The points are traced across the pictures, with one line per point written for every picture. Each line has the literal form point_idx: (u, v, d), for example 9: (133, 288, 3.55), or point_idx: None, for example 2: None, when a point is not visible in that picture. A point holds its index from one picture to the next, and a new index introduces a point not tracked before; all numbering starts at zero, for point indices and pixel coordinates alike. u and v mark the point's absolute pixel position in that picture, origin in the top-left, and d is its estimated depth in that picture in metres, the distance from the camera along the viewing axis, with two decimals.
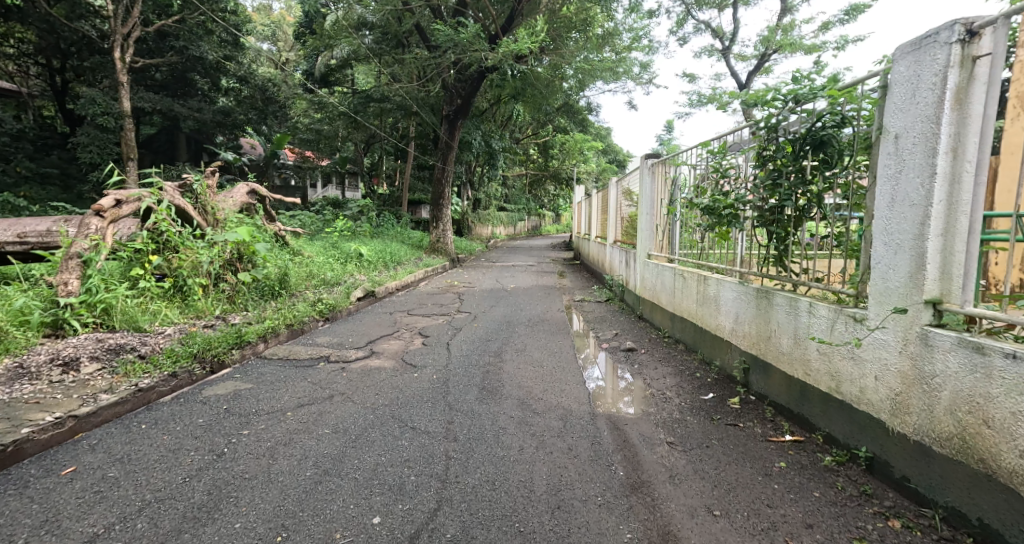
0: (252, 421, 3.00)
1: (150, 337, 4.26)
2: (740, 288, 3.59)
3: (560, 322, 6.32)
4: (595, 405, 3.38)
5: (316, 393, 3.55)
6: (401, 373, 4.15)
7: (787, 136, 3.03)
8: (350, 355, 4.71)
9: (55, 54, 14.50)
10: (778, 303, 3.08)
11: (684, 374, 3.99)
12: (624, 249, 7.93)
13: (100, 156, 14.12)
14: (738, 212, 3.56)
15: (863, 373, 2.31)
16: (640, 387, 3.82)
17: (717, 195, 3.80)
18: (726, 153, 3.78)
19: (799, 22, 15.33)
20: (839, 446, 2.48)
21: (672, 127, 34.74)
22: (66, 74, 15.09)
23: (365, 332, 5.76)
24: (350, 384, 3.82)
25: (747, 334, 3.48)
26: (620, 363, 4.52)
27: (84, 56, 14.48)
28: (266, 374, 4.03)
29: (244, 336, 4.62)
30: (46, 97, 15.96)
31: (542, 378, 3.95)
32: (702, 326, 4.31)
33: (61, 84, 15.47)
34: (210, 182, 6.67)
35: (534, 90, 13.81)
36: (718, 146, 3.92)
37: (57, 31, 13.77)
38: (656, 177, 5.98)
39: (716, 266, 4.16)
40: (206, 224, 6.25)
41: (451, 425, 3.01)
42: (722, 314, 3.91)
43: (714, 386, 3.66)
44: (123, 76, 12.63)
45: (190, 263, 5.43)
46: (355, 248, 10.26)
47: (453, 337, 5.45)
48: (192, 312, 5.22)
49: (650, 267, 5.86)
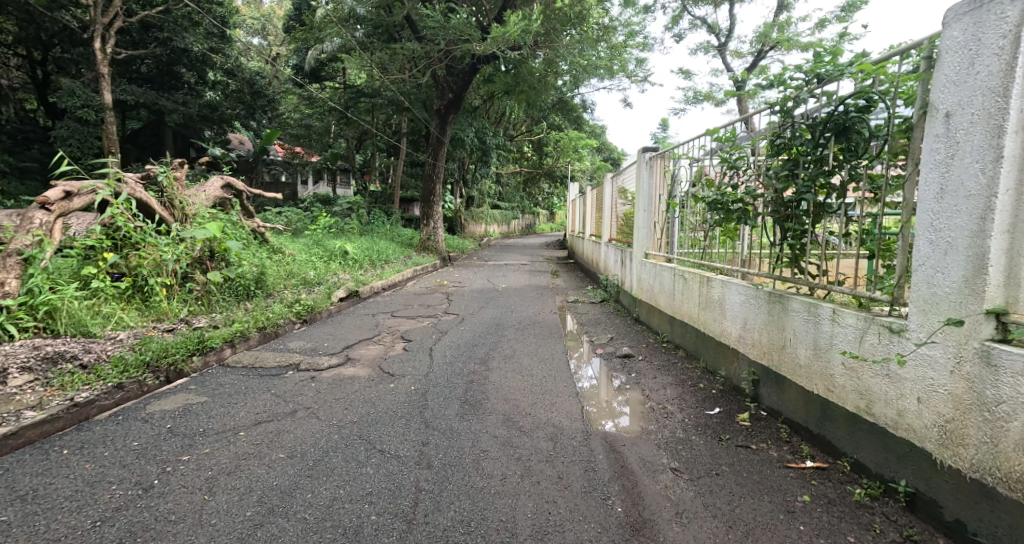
0: (197, 443, 2.63)
1: (97, 345, 3.92)
2: (749, 292, 3.24)
3: (552, 324, 5.98)
4: (588, 421, 3.04)
5: (277, 408, 3.19)
6: (376, 384, 3.78)
7: (806, 121, 2.67)
8: (323, 362, 4.32)
9: (35, 46, 14.00)
10: (795, 308, 2.72)
11: (686, 384, 3.64)
12: (619, 249, 7.60)
13: (80, 150, 13.55)
14: (748, 207, 3.19)
15: (903, 394, 1.97)
16: (638, 399, 3.47)
17: (724, 187, 3.42)
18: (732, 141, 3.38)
19: (797, 18, 15.05)
20: (870, 477, 2.13)
21: (665, 125, 34.40)
22: (47, 67, 14.59)
23: (344, 336, 5.38)
24: (318, 397, 3.45)
25: (757, 343, 3.14)
26: (615, 370, 4.18)
27: (65, 47, 14.01)
28: (225, 385, 3.65)
29: (207, 341, 4.27)
30: (28, 89, 15.47)
31: (531, 389, 3.59)
32: (704, 333, 3.96)
33: (42, 76, 14.98)
34: (178, 175, 6.30)
35: (527, 85, 13.41)
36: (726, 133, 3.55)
37: (36, 21, 13.23)
38: (654, 171, 5.61)
39: (720, 267, 3.81)
40: (173, 219, 5.87)
41: (425, 447, 2.65)
42: (728, 319, 3.56)
43: (719, 399, 3.31)
44: (104, 68, 12.13)
45: (152, 261, 5.06)
46: (341, 245, 9.86)
47: (438, 341, 5.09)
48: (153, 314, 4.84)
49: (648, 267, 5.52)
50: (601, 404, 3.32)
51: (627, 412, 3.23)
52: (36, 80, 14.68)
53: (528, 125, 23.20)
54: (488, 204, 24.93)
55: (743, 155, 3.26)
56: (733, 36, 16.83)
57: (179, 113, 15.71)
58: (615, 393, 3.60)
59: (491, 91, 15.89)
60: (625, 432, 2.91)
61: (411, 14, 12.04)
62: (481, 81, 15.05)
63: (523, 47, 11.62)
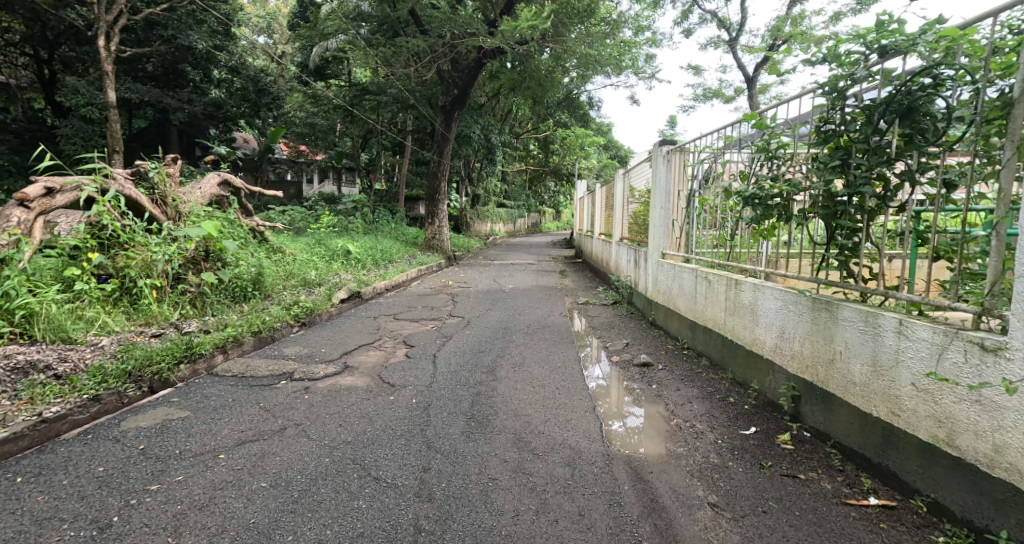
0: (170, 468, 2.33)
1: (75, 352, 3.64)
2: (788, 297, 2.92)
3: (562, 327, 5.68)
4: (610, 442, 2.73)
5: (264, 425, 2.89)
6: (375, 396, 3.47)
7: (863, 104, 2.35)
8: (318, 371, 4.02)
9: (41, 45, 13.83)
10: (846, 317, 2.40)
11: (713, 398, 3.33)
12: (632, 248, 7.26)
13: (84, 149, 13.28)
14: (786, 202, 2.84)
15: (1003, 427, 1.70)
16: (661, 415, 3.15)
17: (764, 179, 3.01)
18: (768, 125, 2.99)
19: (811, 13, 14.58)
20: (954, 522, 1.85)
21: (675, 123, 33.87)
22: (53, 66, 14.40)
23: (343, 341, 5.08)
24: (310, 411, 3.15)
25: (797, 355, 2.82)
26: (632, 379, 3.87)
27: (71, 46, 13.77)
28: (210, 397, 3.35)
29: (195, 348, 4.01)
30: (35, 89, 15.36)
31: (543, 404, 3.27)
32: (732, 341, 3.64)
33: (49, 75, 14.79)
34: (171, 171, 6.00)
35: (533, 82, 13.13)
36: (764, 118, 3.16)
37: (42, 19, 12.91)
38: (674, 164, 5.27)
39: (752, 269, 3.48)
40: (165, 217, 5.57)
41: (425, 474, 2.36)
42: (761, 327, 3.23)
43: (755, 416, 2.98)
44: (108, 66, 11.92)
45: (140, 262, 4.78)
46: (343, 244, 9.57)
47: (442, 347, 4.79)
48: (141, 319, 4.57)
49: (665, 268, 5.20)
50: (619, 423, 3.00)
51: (645, 423, 3.04)
52: (43, 79, 14.49)
53: (534, 122, 22.88)
54: (494, 203, 24.60)
55: (782, 142, 2.90)
56: (744, 30, 16.40)
57: (184, 111, 15.45)
58: (632, 401, 3.40)
59: (498, 88, 15.54)
60: (651, 455, 2.61)
61: (415, 7, 11.67)
62: (487, 78, 14.76)
63: (531, 42, 11.25)
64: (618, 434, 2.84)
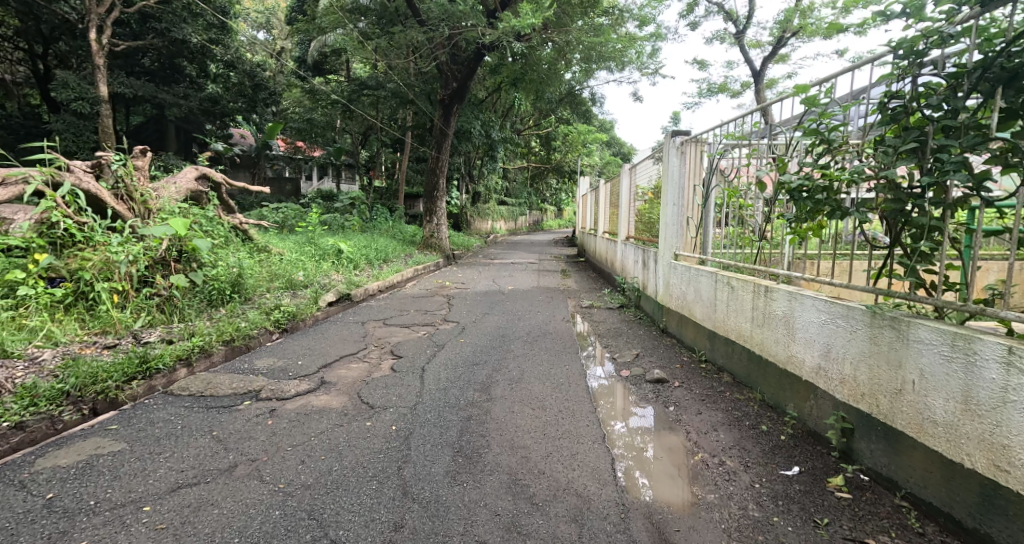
0: (73, 530, 1.91)
1: (5, 369, 3.21)
2: (837, 310, 2.42)
3: (565, 334, 5.21)
4: (625, 487, 2.27)
5: (211, 464, 2.41)
6: (349, 421, 2.99)
7: (948, 71, 1.90)
8: (289, 388, 3.55)
9: (35, 39, 13.37)
10: (923, 338, 1.93)
11: (743, 426, 2.85)
12: (638, 248, 6.80)
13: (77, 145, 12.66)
14: (838, 195, 2.30)
15: None
16: (681, 447, 2.69)
17: (812, 168, 2.43)
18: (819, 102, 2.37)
19: (820, 5, 13.99)
20: None
21: (678, 119, 33.35)
22: (48, 61, 13.97)
23: (323, 351, 4.60)
24: (271, 443, 2.69)
25: (848, 380, 2.34)
26: (646, 399, 3.39)
27: (65, 40, 13.25)
28: (157, 424, 2.86)
29: (151, 363, 3.57)
30: (30, 84, 14.95)
31: (543, 433, 2.80)
32: (762, 358, 3.14)
33: (42, 70, 14.36)
34: (139, 164, 5.54)
35: (535, 75, 12.62)
36: (806, 94, 2.62)
37: (35, 13, 12.36)
38: (689, 157, 4.79)
39: (787, 274, 2.97)
40: (130, 214, 5.08)
41: (396, 535, 1.95)
42: (799, 343, 2.73)
43: (796, 450, 2.50)
44: (100, 59, 11.45)
45: (97, 264, 4.30)
46: (335, 243, 9.08)
47: (433, 358, 4.31)
48: (97, 327, 4.09)
49: (678, 270, 4.72)
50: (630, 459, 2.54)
51: (654, 438, 2.79)
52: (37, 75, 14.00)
53: (536, 119, 22.38)
54: (495, 201, 24.10)
55: (839, 122, 2.33)
56: (751, 24, 15.95)
57: (179, 106, 14.95)
58: (638, 417, 3.09)
59: (499, 82, 15.01)
60: (675, 501, 2.17)
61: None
62: (488, 72, 14.31)
63: (533, 33, 10.71)
64: (632, 471, 2.42)
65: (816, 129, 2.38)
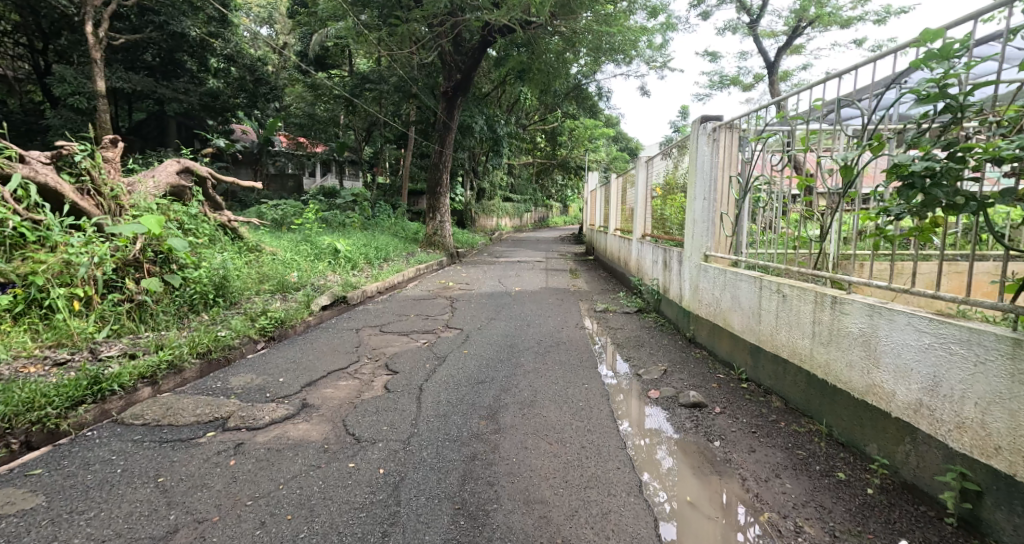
0: None
1: None
2: (953, 334, 1.86)
3: (580, 343, 4.69)
4: (661, 529, 1.96)
5: (148, 534, 1.89)
6: (330, 460, 2.47)
7: None
8: (262, 414, 3.02)
9: (37, 34, 12.93)
10: None
11: (809, 467, 2.32)
12: (656, 247, 6.21)
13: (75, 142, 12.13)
14: (968, 185, 1.73)
15: None
16: (726, 481, 2.29)
17: (928, 143, 1.82)
18: (958, 55, 1.79)
19: None
20: None
21: (685, 114, 32.69)
22: (48, 57, 13.45)
23: (311, 364, 4.07)
24: (225, 494, 2.16)
25: (973, 426, 1.80)
26: (678, 423, 2.93)
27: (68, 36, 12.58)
28: (92, 466, 2.35)
29: (105, 382, 3.05)
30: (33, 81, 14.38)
31: (565, 479, 2.27)
32: (830, 386, 2.57)
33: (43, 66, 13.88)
34: (109, 156, 5.08)
35: (543, 66, 12.03)
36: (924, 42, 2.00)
37: (35, 7, 12.09)
38: (722, 145, 4.21)
39: (862, 283, 2.41)
40: (99, 210, 4.60)
41: None
42: (885, 373, 2.17)
43: (895, 511, 1.97)
44: (96, 53, 10.79)
45: (53, 267, 3.84)
46: (331, 242, 8.53)
47: (433, 374, 3.78)
48: (51, 339, 3.58)
49: (709, 273, 4.16)
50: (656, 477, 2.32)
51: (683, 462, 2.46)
52: (37, 71, 13.51)
53: (542, 113, 21.75)
54: (500, 197, 23.60)
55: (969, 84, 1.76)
56: (764, 13, 15.32)
57: (180, 102, 14.38)
58: (678, 449, 2.60)
59: (503, 75, 14.41)
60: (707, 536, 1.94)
61: None
62: (493, 63, 13.70)
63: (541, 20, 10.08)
64: (668, 513, 2.05)
65: (939, 92, 1.78)
